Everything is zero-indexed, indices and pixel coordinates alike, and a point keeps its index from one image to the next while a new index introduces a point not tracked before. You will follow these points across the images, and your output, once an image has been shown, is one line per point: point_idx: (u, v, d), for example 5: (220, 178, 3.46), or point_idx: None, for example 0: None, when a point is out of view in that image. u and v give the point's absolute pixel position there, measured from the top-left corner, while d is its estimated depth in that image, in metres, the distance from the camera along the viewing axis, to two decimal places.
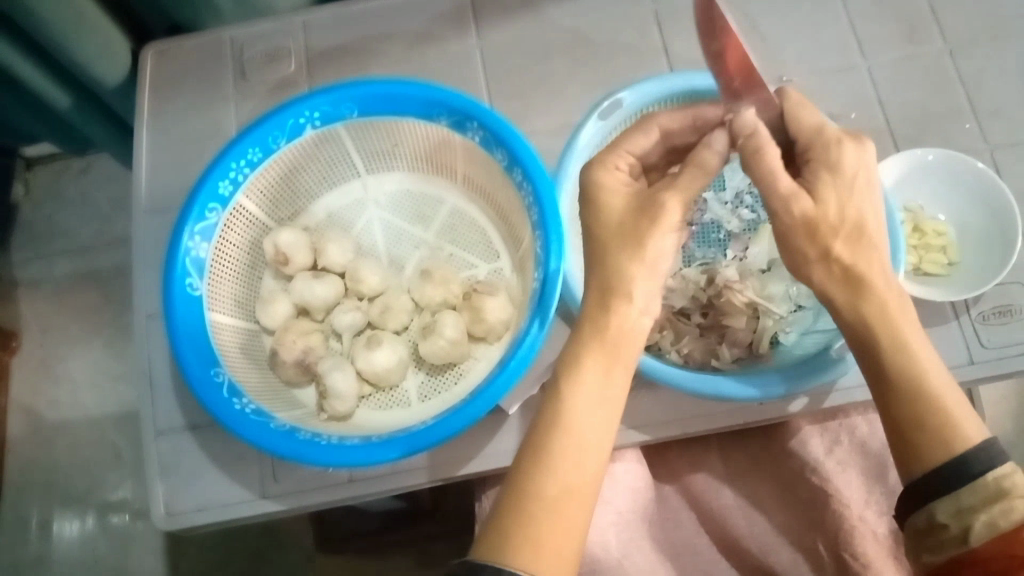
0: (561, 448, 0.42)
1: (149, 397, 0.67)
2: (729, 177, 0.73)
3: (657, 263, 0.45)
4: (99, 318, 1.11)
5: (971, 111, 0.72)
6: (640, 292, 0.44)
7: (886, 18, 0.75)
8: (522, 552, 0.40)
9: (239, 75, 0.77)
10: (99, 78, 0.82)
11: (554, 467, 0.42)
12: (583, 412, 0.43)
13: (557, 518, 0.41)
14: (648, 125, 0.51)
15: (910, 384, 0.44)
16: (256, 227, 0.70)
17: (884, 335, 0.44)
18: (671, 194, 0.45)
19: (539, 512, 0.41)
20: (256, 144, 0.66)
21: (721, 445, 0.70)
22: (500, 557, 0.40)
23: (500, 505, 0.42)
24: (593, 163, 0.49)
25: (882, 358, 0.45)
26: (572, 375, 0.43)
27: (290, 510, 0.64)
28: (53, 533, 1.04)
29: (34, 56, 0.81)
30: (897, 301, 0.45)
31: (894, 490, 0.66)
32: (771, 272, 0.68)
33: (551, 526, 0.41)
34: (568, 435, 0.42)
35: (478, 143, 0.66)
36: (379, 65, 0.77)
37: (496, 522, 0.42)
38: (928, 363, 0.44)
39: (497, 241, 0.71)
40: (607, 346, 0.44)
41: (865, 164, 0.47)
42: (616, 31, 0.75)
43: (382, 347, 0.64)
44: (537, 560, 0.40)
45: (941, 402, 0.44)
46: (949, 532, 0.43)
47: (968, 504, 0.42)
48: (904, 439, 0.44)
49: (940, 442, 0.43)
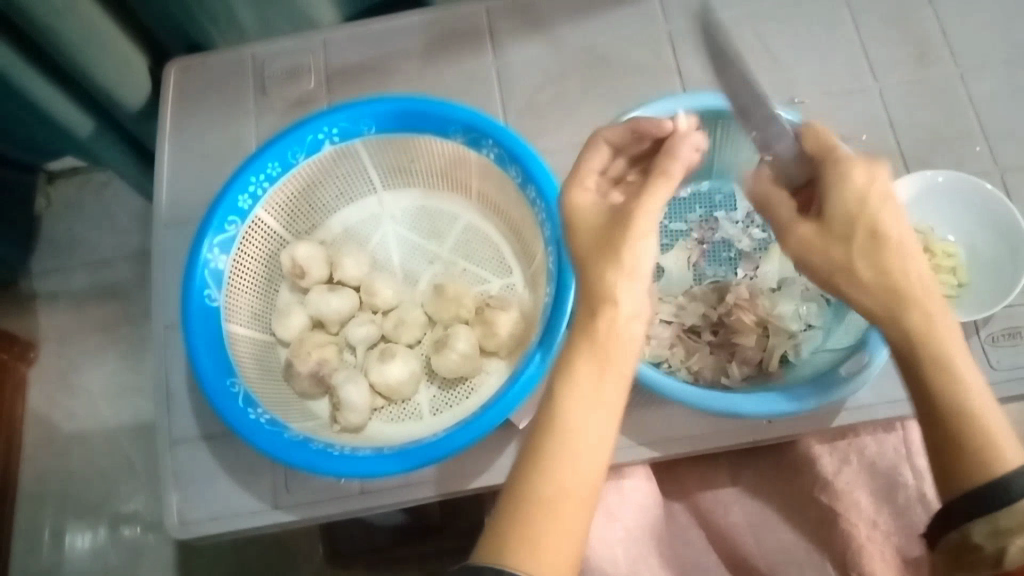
0: (556, 451, 0.42)
1: (165, 407, 0.68)
2: (739, 198, 0.74)
3: (635, 268, 0.44)
4: (115, 329, 1.13)
5: (981, 133, 0.72)
6: (624, 296, 0.44)
7: (896, 41, 0.76)
8: (519, 556, 0.40)
9: (260, 91, 0.79)
10: (120, 101, 0.84)
11: (550, 474, 0.42)
12: (579, 412, 0.43)
13: (550, 522, 0.41)
14: (597, 140, 0.53)
15: (953, 405, 0.43)
16: (274, 240, 0.72)
17: (929, 352, 0.44)
18: (639, 204, 0.46)
19: (534, 517, 0.41)
20: (275, 159, 0.67)
21: (730, 464, 0.71)
22: (495, 559, 0.40)
23: (497, 512, 0.43)
24: (566, 184, 0.51)
25: (925, 372, 0.44)
26: (566, 379, 0.43)
27: (301, 521, 0.65)
28: (65, 543, 1.05)
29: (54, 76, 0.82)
30: (941, 315, 0.44)
31: (904, 509, 0.65)
32: (782, 291, 0.69)
33: (548, 531, 0.41)
34: (563, 437, 0.42)
35: (492, 160, 0.67)
36: (396, 83, 0.78)
37: (496, 527, 0.42)
38: (972, 381, 0.43)
39: (511, 257, 0.72)
40: (599, 351, 0.44)
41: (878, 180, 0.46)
42: (629, 51, 0.77)
43: (395, 360, 0.65)
44: (535, 565, 0.40)
45: (983, 421, 0.43)
46: (985, 551, 0.43)
47: (1005, 526, 0.42)
48: (943, 456, 0.44)
49: (981, 465, 0.42)
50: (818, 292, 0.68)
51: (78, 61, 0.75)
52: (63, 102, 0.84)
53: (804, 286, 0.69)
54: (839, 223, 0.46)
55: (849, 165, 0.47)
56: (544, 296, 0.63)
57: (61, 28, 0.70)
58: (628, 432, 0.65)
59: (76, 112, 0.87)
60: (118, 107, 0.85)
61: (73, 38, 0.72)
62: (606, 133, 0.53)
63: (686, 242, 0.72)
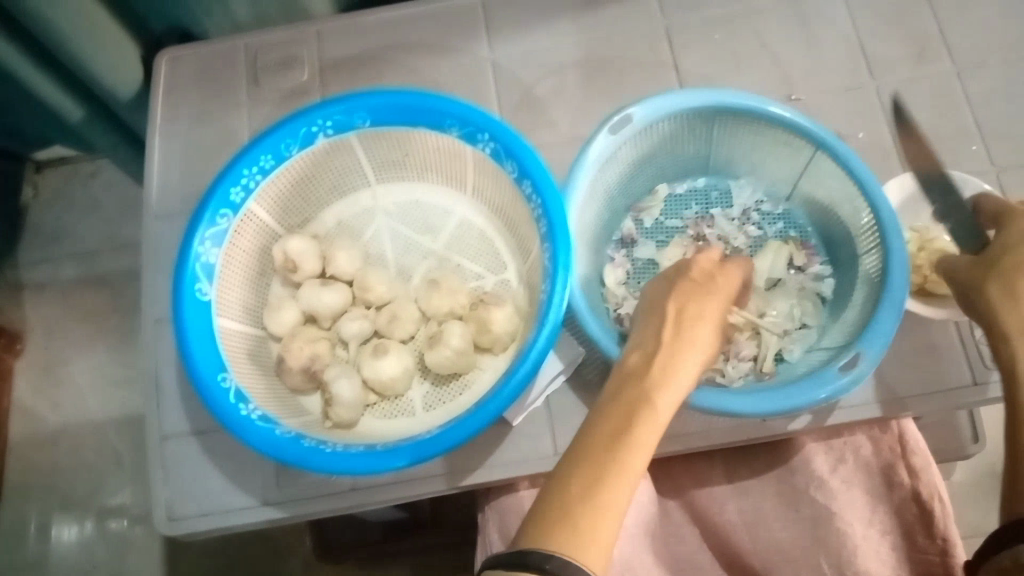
0: (639, 439, 0.41)
1: (154, 402, 0.68)
2: (735, 195, 0.75)
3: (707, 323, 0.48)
4: (103, 321, 1.11)
5: (977, 132, 0.72)
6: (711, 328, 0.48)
7: (894, 38, 0.75)
8: (576, 545, 0.37)
9: (252, 83, 0.78)
10: (110, 91, 0.83)
11: (627, 457, 0.40)
12: (665, 408, 0.43)
13: (612, 503, 0.39)
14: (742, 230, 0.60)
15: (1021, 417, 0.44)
16: (266, 234, 0.71)
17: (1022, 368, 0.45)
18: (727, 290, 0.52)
19: (602, 497, 0.38)
20: (268, 151, 0.66)
21: (725, 463, 0.69)
22: (549, 543, 0.37)
23: (560, 482, 0.39)
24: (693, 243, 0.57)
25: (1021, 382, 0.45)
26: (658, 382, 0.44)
27: (291, 517, 0.64)
28: (52, 537, 1.03)
29: (46, 65, 0.80)
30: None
31: (899, 508, 0.66)
32: (778, 288, 0.70)
33: (608, 518, 0.38)
34: (640, 440, 0.41)
35: (488, 155, 0.66)
36: (390, 76, 0.77)
37: (562, 502, 0.39)
38: None
39: (505, 253, 0.71)
40: (674, 365, 0.44)
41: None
42: (627, 46, 0.76)
43: (388, 356, 0.65)
44: (589, 552, 0.37)
45: None
46: None
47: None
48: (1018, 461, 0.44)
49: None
50: (813, 291, 0.70)
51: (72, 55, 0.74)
52: (54, 88, 0.83)
53: (799, 285, 0.71)
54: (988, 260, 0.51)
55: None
56: (539, 292, 0.63)
57: (52, 19, 0.69)
58: None
59: (67, 98, 0.86)
60: (111, 97, 0.84)
61: (64, 26, 0.70)
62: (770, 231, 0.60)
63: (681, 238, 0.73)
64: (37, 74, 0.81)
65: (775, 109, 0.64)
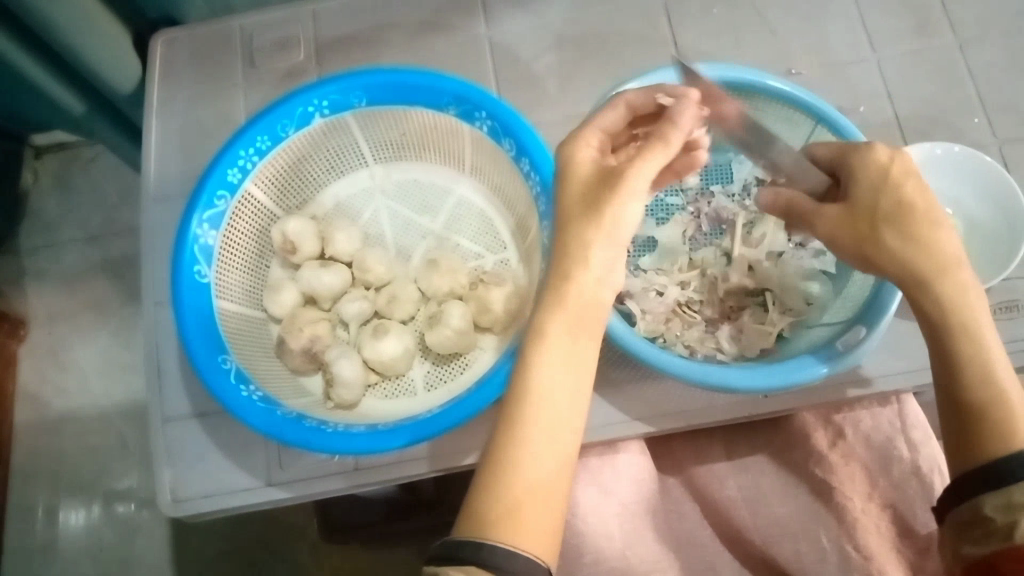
0: (535, 412, 0.42)
1: (157, 385, 0.68)
2: (736, 171, 0.73)
3: (616, 233, 0.43)
4: (106, 307, 1.12)
5: (980, 105, 0.71)
6: (596, 259, 0.43)
7: (896, 11, 0.75)
8: (501, 527, 0.39)
9: (248, 64, 0.77)
10: (113, 86, 0.82)
11: (528, 431, 0.41)
12: (547, 368, 0.42)
13: (530, 480, 0.41)
14: (616, 101, 0.50)
15: (975, 370, 0.45)
16: (264, 215, 0.70)
17: (961, 320, 0.45)
18: (633, 164, 0.43)
19: (512, 478, 0.41)
20: (265, 132, 0.66)
21: (726, 439, 0.71)
22: (478, 532, 0.40)
23: (476, 479, 0.42)
24: (569, 137, 0.48)
25: (956, 343, 0.46)
26: (538, 339, 0.43)
27: (294, 498, 0.64)
28: (59, 520, 1.04)
29: (42, 55, 0.79)
30: (971, 282, 0.46)
31: (900, 484, 0.65)
32: (783, 262, 0.69)
33: (529, 500, 0.40)
34: (534, 407, 0.42)
35: (486, 133, 0.66)
36: (387, 55, 0.77)
37: (475, 499, 0.41)
38: (997, 355, 0.45)
39: (505, 233, 0.71)
40: (566, 312, 0.43)
41: (902, 158, 0.49)
42: (625, 22, 0.75)
43: (388, 336, 0.65)
44: (517, 532, 0.39)
45: (1008, 396, 0.44)
46: (996, 525, 0.42)
47: (1018, 501, 0.42)
48: (968, 425, 0.45)
49: (999, 433, 0.43)
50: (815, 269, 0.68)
51: (69, 49, 0.74)
52: (51, 80, 0.83)
53: (801, 262, 0.69)
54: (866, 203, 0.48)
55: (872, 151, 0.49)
56: (538, 271, 0.63)
57: (53, 15, 0.69)
58: (620, 406, 0.65)
59: (67, 91, 0.85)
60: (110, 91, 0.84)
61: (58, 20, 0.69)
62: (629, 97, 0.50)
63: (681, 215, 0.72)
64: (38, 68, 0.80)
65: (770, 82, 0.62)
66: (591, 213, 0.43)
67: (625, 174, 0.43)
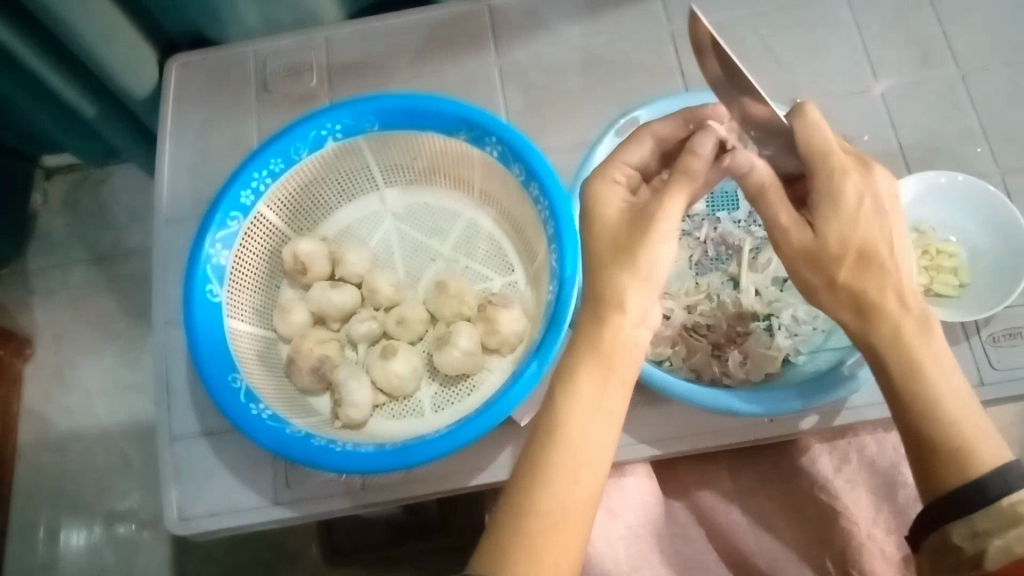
0: (564, 455, 0.42)
1: (165, 404, 0.68)
2: (741, 200, 0.74)
3: (651, 275, 0.44)
4: (112, 327, 1.12)
5: (982, 135, 0.72)
6: (634, 303, 0.44)
7: (899, 42, 0.76)
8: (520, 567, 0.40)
9: (262, 89, 0.79)
10: (126, 91, 0.84)
11: (556, 473, 0.42)
12: (580, 415, 0.42)
13: (553, 520, 0.41)
14: (642, 134, 0.52)
15: (926, 408, 0.43)
16: (276, 237, 0.71)
17: (897, 355, 0.44)
18: (661, 206, 0.45)
19: (535, 520, 0.41)
20: (278, 155, 0.67)
21: (731, 464, 0.71)
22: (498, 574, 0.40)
23: (501, 503, 0.43)
24: (593, 174, 0.50)
25: (896, 380, 0.44)
26: (568, 383, 0.43)
27: (300, 517, 0.64)
28: (59, 541, 1.04)
29: (56, 59, 0.83)
30: (911, 313, 0.44)
31: (903, 508, 0.65)
32: (788, 288, 0.70)
33: (550, 539, 0.41)
34: (566, 448, 0.42)
35: (495, 157, 0.67)
36: (398, 81, 0.78)
37: (497, 535, 0.42)
38: (949, 391, 0.43)
39: (513, 255, 0.72)
40: (602, 359, 0.43)
41: (872, 192, 0.45)
42: (633, 51, 0.77)
43: (397, 357, 0.65)
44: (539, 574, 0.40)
45: (964, 428, 0.43)
46: (964, 553, 0.42)
47: (983, 527, 0.41)
48: (924, 462, 0.43)
49: (954, 464, 0.42)
50: None
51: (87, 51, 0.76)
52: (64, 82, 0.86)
53: None
54: (835, 241, 0.45)
55: (842, 179, 0.45)
56: (546, 293, 0.64)
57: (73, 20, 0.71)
58: (625, 429, 0.65)
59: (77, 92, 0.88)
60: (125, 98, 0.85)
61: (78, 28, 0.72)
62: (655, 129, 0.52)
63: (687, 240, 0.72)
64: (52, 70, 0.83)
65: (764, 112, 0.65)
66: (624, 255, 0.45)
67: (655, 217, 0.45)
